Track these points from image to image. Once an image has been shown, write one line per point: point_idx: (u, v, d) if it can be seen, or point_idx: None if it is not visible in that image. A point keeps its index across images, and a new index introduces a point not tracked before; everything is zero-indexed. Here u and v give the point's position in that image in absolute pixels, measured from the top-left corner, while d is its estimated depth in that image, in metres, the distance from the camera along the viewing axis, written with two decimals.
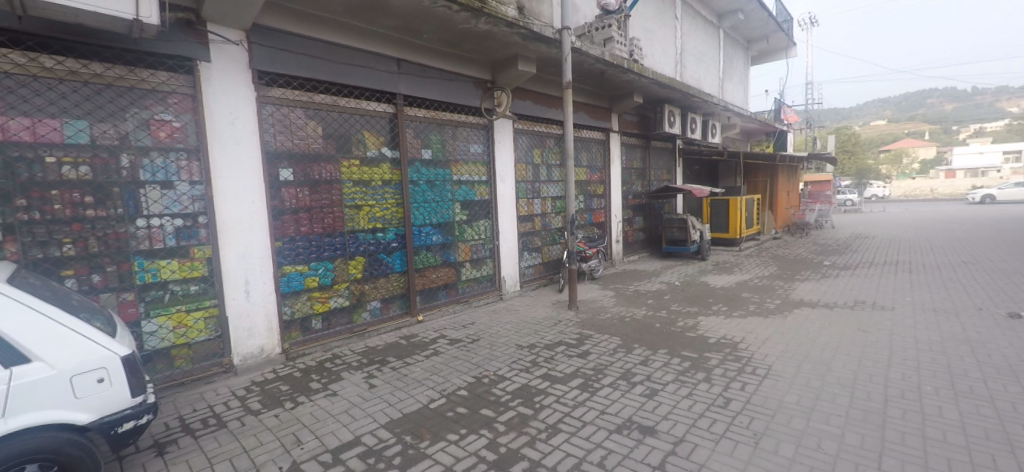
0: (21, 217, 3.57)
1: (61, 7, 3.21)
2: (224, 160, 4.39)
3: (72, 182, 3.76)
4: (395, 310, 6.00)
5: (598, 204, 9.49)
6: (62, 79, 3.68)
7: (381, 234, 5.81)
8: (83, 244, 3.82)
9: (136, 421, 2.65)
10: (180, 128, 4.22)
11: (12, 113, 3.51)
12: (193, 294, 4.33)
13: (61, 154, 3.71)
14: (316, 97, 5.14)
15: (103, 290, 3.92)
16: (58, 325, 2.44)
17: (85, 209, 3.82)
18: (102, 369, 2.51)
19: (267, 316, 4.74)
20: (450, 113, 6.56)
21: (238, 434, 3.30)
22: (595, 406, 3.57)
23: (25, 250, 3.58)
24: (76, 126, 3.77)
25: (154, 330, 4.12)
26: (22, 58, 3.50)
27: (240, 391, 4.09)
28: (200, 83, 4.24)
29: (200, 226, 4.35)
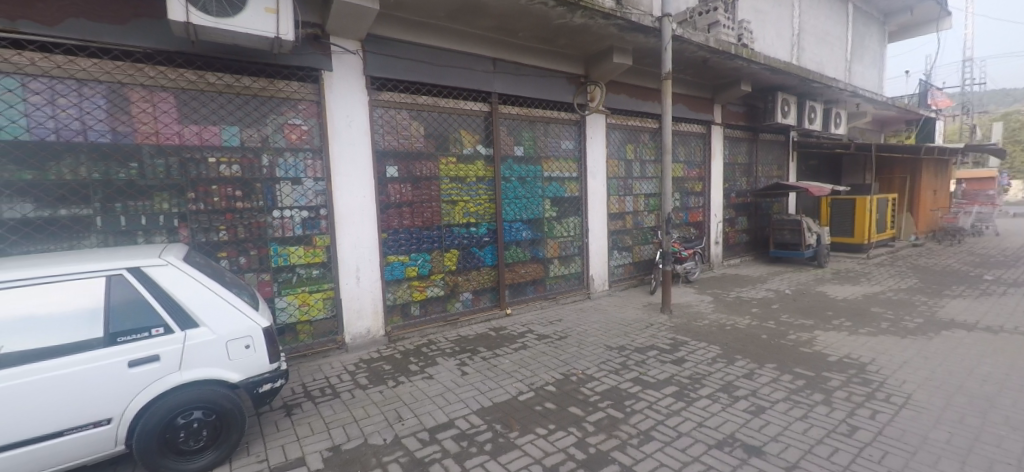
0: (191, 207, 4.30)
1: (224, 31, 3.82)
2: (342, 159, 4.90)
3: (227, 178, 4.45)
4: (485, 303, 6.22)
5: (695, 202, 8.91)
6: (220, 92, 4.37)
7: (474, 228, 6.06)
8: (233, 230, 4.51)
9: (273, 384, 3.07)
10: (307, 131, 4.79)
11: (186, 122, 4.23)
12: (315, 277, 4.91)
13: (220, 155, 4.40)
14: (420, 99, 5.49)
15: (247, 270, 4.59)
16: (218, 297, 2.92)
17: (236, 202, 4.51)
18: (249, 337, 2.96)
19: (373, 301, 5.20)
20: (542, 110, 6.60)
21: (349, 405, 3.67)
22: (691, 417, 3.36)
23: (192, 235, 4.32)
24: (230, 131, 4.44)
25: (284, 307, 4.74)
26: (193, 76, 4.22)
27: (351, 367, 4.54)
28: (324, 90, 4.77)
29: (321, 218, 4.90)
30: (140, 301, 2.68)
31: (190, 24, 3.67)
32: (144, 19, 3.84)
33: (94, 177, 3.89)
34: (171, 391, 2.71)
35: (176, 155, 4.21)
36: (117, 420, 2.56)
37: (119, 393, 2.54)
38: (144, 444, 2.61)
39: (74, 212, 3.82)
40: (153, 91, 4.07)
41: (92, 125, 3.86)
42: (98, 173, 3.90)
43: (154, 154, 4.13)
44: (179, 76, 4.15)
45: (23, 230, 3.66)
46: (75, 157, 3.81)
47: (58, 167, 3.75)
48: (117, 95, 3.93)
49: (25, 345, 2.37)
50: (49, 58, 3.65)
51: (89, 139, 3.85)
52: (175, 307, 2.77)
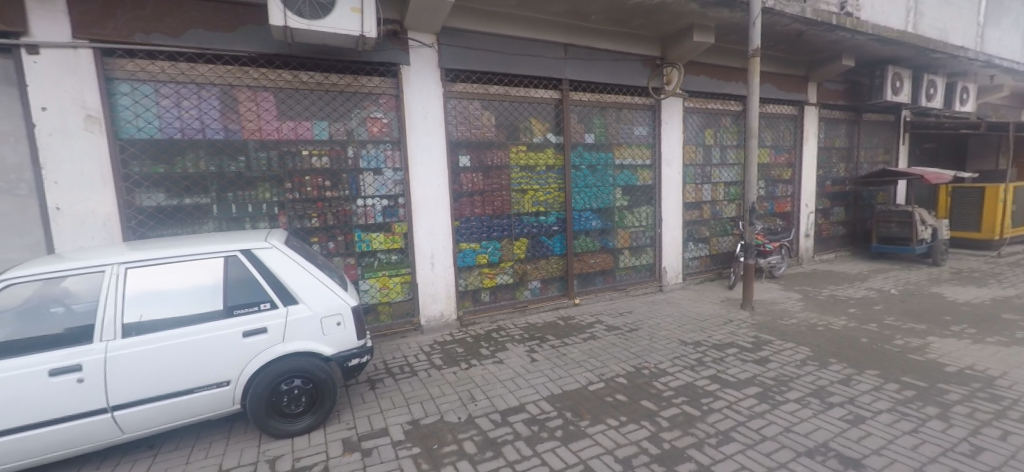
0: (288, 196, 4.73)
1: (316, 32, 4.12)
2: (418, 149, 5.12)
3: (318, 169, 4.84)
4: (553, 292, 6.23)
5: (782, 191, 8.19)
6: (312, 90, 4.74)
7: (543, 217, 6.07)
8: (323, 218, 4.91)
9: (360, 359, 3.31)
10: (388, 123, 5.06)
11: (284, 118, 4.65)
12: (394, 262, 5.22)
13: (311, 148, 4.79)
14: (491, 89, 5.56)
15: (335, 254, 4.99)
16: (313, 278, 3.20)
17: (326, 191, 4.89)
18: (340, 314, 3.22)
19: (447, 286, 5.41)
20: (614, 95, 6.40)
21: (425, 383, 3.88)
22: (777, 421, 3.13)
23: (289, 222, 4.76)
24: (321, 126, 4.82)
25: (367, 289, 5.10)
26: (290, 76, 4.61)
27: (426, 348, 4.79)
28: (403, 84, 4.99)
29: (399, 206, 5.18)
30: (249, 280, 3.02)
31: (288, 27, 4.01)
32: (249, 26, 4.25)
33: (211, 170, 4.40)
34: (277, 360, 3.03)
35: (276, 149, 4.64)
36: (233, 383, 2.92)
37: (234, 359, 2.89)
38: (256, 405, 2.96)
39: (195, 201, 4.36)
40: (257, 91, 4.50)
41: (209, 124, 4.35)
42: (213, 166, 4.42)
43: (258, 148, 4.58)
44: (278, 76, 4.55)
45: (158, 216, 4.23)
46: (196, 152, 4.34)
47: (183, 161, 4.29)
48: (228, 96, 4.40)
49: (164, 314, 2.78)
50: (175, 65, 4.15)
51: (206, 136, 4.36)
52: (278, 286, 3.09)
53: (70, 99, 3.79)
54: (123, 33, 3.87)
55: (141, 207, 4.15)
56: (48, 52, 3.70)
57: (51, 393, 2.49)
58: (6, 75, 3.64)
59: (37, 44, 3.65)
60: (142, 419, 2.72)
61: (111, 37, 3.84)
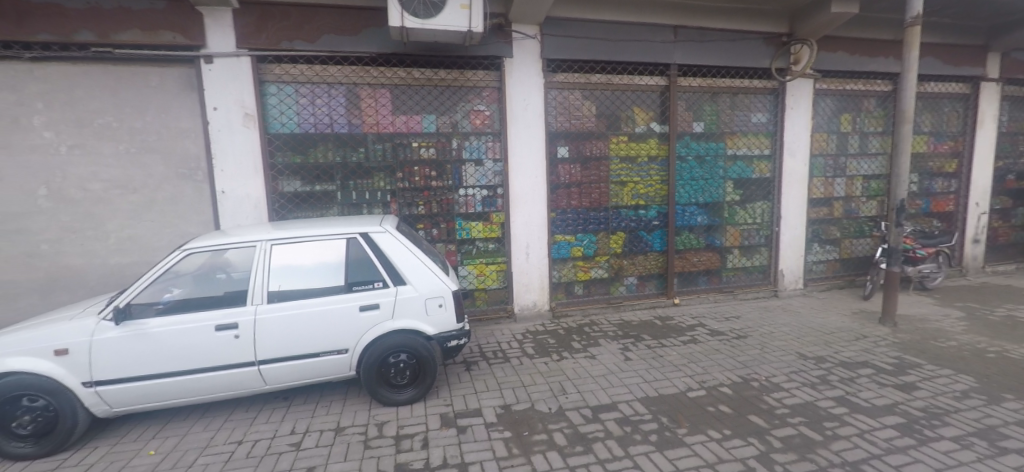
0: (399, 185, 5.13)
1: (428, 31, 4.36)
2: (518, 140, 5.19)
3: (425, 160, 5.16)
4: (651, 289, 5.95)
5: (943, 187, 6.82)
6: (423, 86, 5.05)
7: (643, 211, 5.80)
8: (429, 206, 5.23)
9: (458, 341, 3.48)
10: (489, 116, 5.21)
11: (397, 113, 5.03)
12: (491, 250, 5.40)
13: (421, 140, 5.12)
14: (593, 77, 5.42)
15: (438, 241, 5.30)
16: (419, 262, 3.43)
17: (432, 181, 5.21)
18: (441, 297, 3.41)
19: (541, 277, 5.46)
20: (730, 79, 5.83)
21: (517, 370, 3.97)
22: (925, 460, 2.64)
23: (400, 209, 5.16)
24: (429, 119, 5.12)
25: (465, 275, 5.35)
26: (404, 73, 4.95)
27: (519, 336, 4.89)
28: (505, 76, 5.08)
29: (498, 196, 5.32)
30: (366, 261, 3.33)
31: (404, 28, 4.29)
32: (371, 29, 4.65)
33: (337, 160, 4.93)
34: (386, 334, 3.32)
35: (390, 141, 5.05)
36: (351, 351, 3.26)
37: (352, 330, 3.23)
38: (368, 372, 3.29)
39: (324, 188, 4.92)
40: (376, 88, 4.92)
41: (336, 119, 4.87)
42: (339, 157, 4.94)
43: (375, 140, 5.02)
44: (393, 73, 4.93)
45: (295, 201, 4.86)
46: (325, 145, 4.89)
47: (315, 152, 4.87)
48: (352, 94, 4.87)
49: (299, 286, 3.20)
50: (311, 68, 4.71)
51: (334, 130, 4.88)
52: (389, 267, 3.36)
53: (233, 100, 4.48)
54: (273, 41, 4.46)
55: (283, 192, 4.79)
56: (219, 61, 4.40)
57: (216, 344, 3.01)
58: (190, 81, 4.43)
59: (211, 55, 4.37)
60: (279, 375, 3.17)
61: (263, 46, 4.45)
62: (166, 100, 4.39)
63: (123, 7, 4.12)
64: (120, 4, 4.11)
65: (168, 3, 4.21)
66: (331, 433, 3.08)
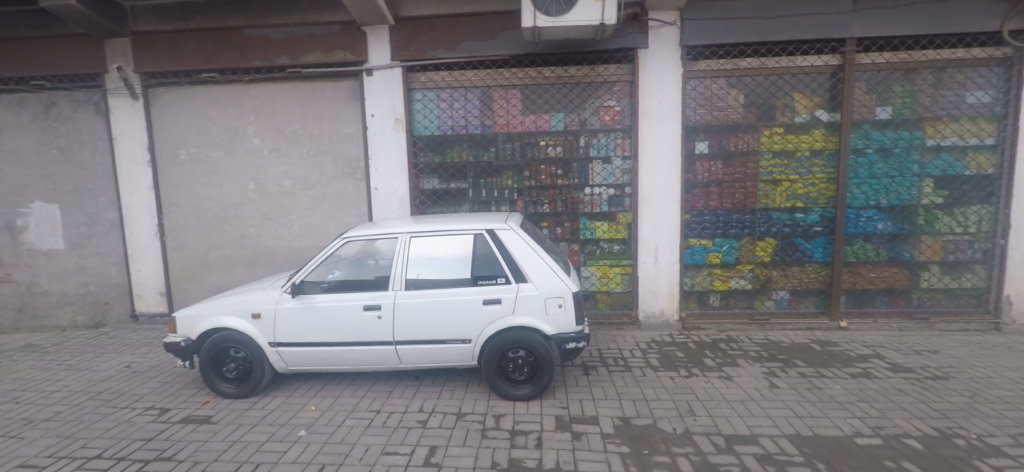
0: (526, 183, 5.23)
1: (560, 28, 4.34)
2: (650, 136, 4.87)
3: (552, 159, 5.16)
4: (807, 307, 5.06)
5: None
6: (553, 84, 5.06)
7: (801, 215, 4.96)
8: (554, 204, 5.23)
9: (577, 343, 3.39)
10: (620, 111, 4.99)
11: (527, 113, 5.13)
12: (616, 252, 5.18)
13: (548, 139, 5.14)
14: (742, 62, 4.80)
15: (562, 239, 5.27)
16: (541, 261, 3.43)
17: (557, 179, 5.19)
18: (561, 298, 3.36)
19: (670, 283, 5.05)
20: (934, 51, 4.63)
21: (639, 381, 3.72)
22: None
23: (525, 206, 5.25)
24: (557, 117, 5.11)
25: (587, 276, 5.24)
26: (535, 72, 5.03)
27: (643, 345, 4.59)
28: (639, 68, 4.81)
29: (625, 196, 5.08)
30: (491, 256, 3.45)
31: (536, 28, 4.33)
32: (506, 31, 4.80)
33: (470, 159, 5.23)
34: (518, 327, 3.39)
35: (519, 140, 5.17)
36: (474, 342, 3.42)
37: (475, 322, 3.38)
38: (490, 355, 3.39)
39: (458, 186, 5.27)
40: (508, 89, 5.08)
41: (471, 121, 5.17)
42: (472, 157, 5.23)
43: (505, 140, 5.19)
44: (524, 74, 5.04)
45: (433, 197, 5.29)
46: (461, 145, 5.22)
47: (452, 152, 5.23)
48: (486, 96, 5.12)
49: (432, 276, 3.46)
50: (451, 74, 5.08)
51: (469, 131, 5.19)
52: (512, 264, 3.42)
53: (386, 106, 5.06)
54: (419, 52, 4.91)
55: (423, 189, 5.25)
56: (377, 72, 5.01)
57: (363, 322, 3.43)
58: (354, 92, 5.12)
59: (371, 68, 4.99)
60: (412, 356, 3.48)
61: (412, 57, 4.93)
62: (337, 109, 5.16)
63: (309, 33, 4.96)
64: (307, 31, 4.95)
65: (341, 27, 4.94)
66: (453, 417, 3.26)
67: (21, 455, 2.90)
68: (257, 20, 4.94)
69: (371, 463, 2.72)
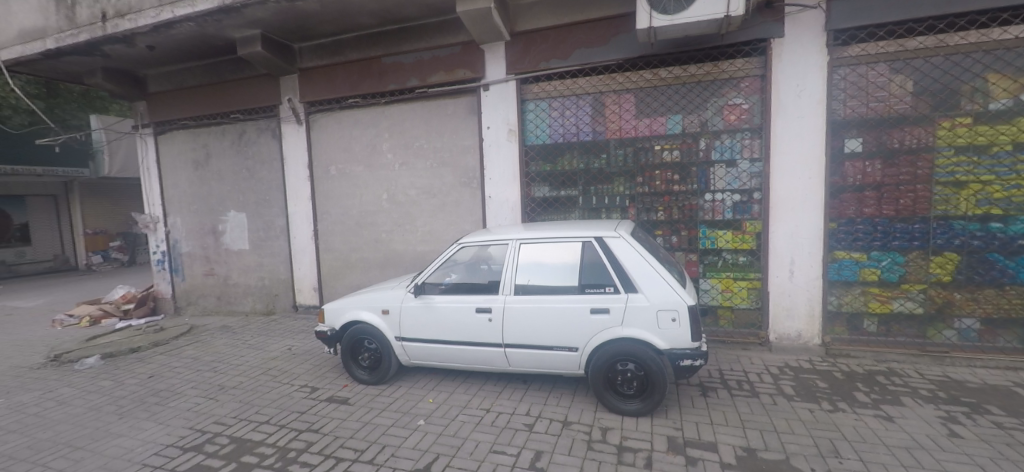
0: (639, 190, 5.03)
1: (678, 25, 4.12)
2: (785, 136, 4.36)
3: (668, 163, 4.90)
4: (1008, 341, 4.00)
5: None
6: (670, 85, 4.81)
7: (998, 225, 3.95)
8: (669, 211, 4.94)
9: (692, 361, 3.14)
10: (748, 109, 4.55)
11: (640, 117, 4.95)
12: (741, 264, 4.70)
13: (663, 143, 4.89)
14: (911, 42, 4.03)
15: (678, 249, 4.94)
16: (654, 271, 3.27)
17: (673, 185, 4.90)
18: (675, 311, 3.15)
19: (810, 301, 4.42)
20: None
21: (769, 410, 3.30)
22: None
23: (638, 214, 5.05)
24: (674, 119, 4.83)
25: (707, 289, 4.84)
26: (650, 74, 4.84)
27: (774, 369, 4.06)
28: (772, 61, 4.34)
29: (754, 202, 4.59)
30: (600, 264, 3.39)
31: (652, 28, 4.17)
32: (619, 35, 4.72)
33: (581, 167, 5.21)
34: (630, 339, 3.25)
35: (632, 146, 5.01)
36: (581, 350, 3.38)
37: (583, 330, 3.34)
38: (597, 364, 3.32)
39: (568, 193, 5.28)
40: (621, 93, 4.97)
41: (582, 128, 5.16)
42: (582, 164, 5.21)
43: (617, 146, 5.07)
44: (639, 77, 4.88)
45: (543, 205, 5.37)
46: (571, 153, 5.23)
47: (562, 160, 5.28)
48: (598, 102, 5.07)
49: (541, 281, 3.52)
50: (563, 83, 5.14)
51: (579, 139, 5.19)
52: (623, 274, 3.32)
53: (501, 119, 5.31)
54: (533, 63, 5.07)
55: (534, 197, 5.38)
56: (493, 87, 5.29)
57: (475, 323, 3.63)
58: (472, 107, 5.48)
59: (488, 83, 5.29)
60: (520, 359, 3.57)
61: (525, 70, 5.12)
62: (456, 124, 5.56)
63: (435, 56, 5.45)
64: (433, 54, 5.46)
65: (462, 47, 5.34)
66: (559, 424, 3.27)
67: (217, 414, 3.67)
68: (392, 49, 5.59)
69: (481, 459, 2.87)
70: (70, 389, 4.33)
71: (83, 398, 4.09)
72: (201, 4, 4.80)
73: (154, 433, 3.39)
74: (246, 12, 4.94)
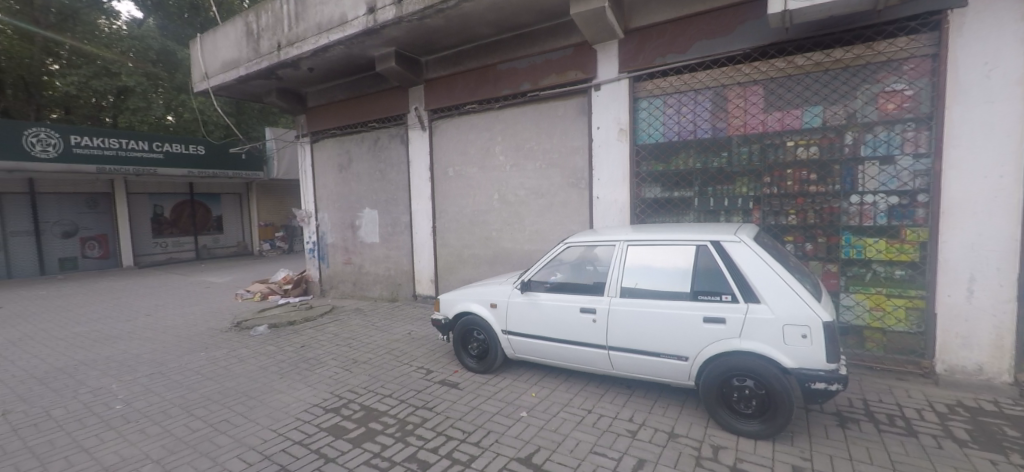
0: (765, 191, 4.57)
1: (820, 5, 3.65)
2: (965, 125, 3.60)
3: (803, 161, 4.37)
4: None
5: None
6: (808, 73, 4.28)
7: None
8: (803, 215, 4.39)
9: (826, 385, 2.77)
10: (914, 95, 3.84)
11: (770, 110, 4.49)
12: (898, 279, 3.99)
13: (798, 138, 4.38)
14: None
15: (813, 257, 4.37)
16: (781, 280, 2.95)
17: (809, 185, 4.35)
18: (806, 327, 2.79)
19: (996, 329, 3.60)
20: None
21: (930, 454, 2.76)
22: None
23: (764, 217, 4.58)
24: (813, 112, 4.29)
25: (850, 305, 4.21)
26: (783, 63, 4.36)
27: (941, 406, 3.37)
28: (948, 36, 3.63)
29: (917, 206, 3.86)
30: (716, 270, 3.17)
31: (787, 12, 3.75)
32: (746, 23, 4.34)
33: (697, 166, 4.89)
34: (755, 354, 2.95)
35: (758, 143, 4.57)
36: (691, 360, 3.18)
37: (694, 339, 3.14)
38: (711, 375, 3.10)
39: (682, 194, 4.98)
40: (747, 86, 4.56)
41: (700, 125, 4.85)
42: (699, 163, 4.89)
43: (741, 143, 4.66)
44: (770, 66, 4.43)
45: (654, 206, 5.13)
46: (687, 151, 4.94)
47: (677, 159, 5.00)
48: (719, 96, 4.71)
49: (649, 285, 3.41)
50: (680, 78, 4.88)
51: (697, 136, 4.88)
52: (742, 281, 3.05)
53: (612, 118, 5.22)
54: (647, 60, 4.90)
55: (644, 198, 5.17)
56: (605, 87, 5.22)
57: (579, 323, 3.64)
58: (582, 107, 5.47)
59: (600, 83, 5.24)
60: (624, 364, 3.49)
61: (639, 67, 4.97)
62: (566, 125, 5.61)
63: (547, 60, 5.58)
64: (545, 58, 5.59)
65: (574, 49, 5.38)
66: (665, 435, 3.13)
67: (351, 383, 4.24)
68: (508, 55, 5.86)
69: (581, 458, 2.89)
70: (247, 350, 5.37)
71: (255, 358, 5.05)
72: (349, 29, 5.59)
73: (305, 393, 4.05)
74: (383, 32, 5.61)
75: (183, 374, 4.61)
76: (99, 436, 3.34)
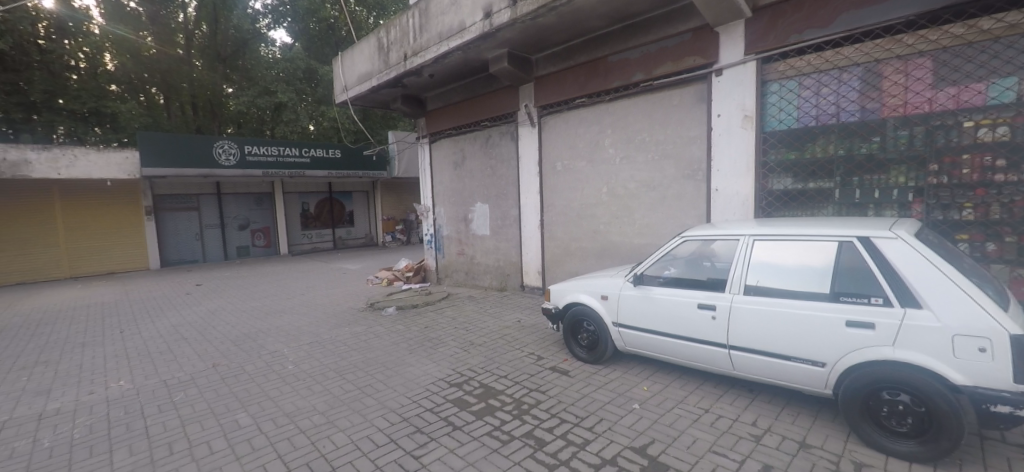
0: (931, 181, 4.01)
1: None
2: None
3: (986, 144, 3.76)
4: None
5: None
6: (997, 38, 3.63)
7: None
8: (982, 209, 3.83)
9: (1013, 409, 2.34)
10: None
11: (942, 85, 3.89)
12: None
13: (981, 117, 3.77)
14: None
15: (995, 260, 3.81)
16: (953, 283, 2.54)
17: (994, 173, 3.76)
18: (987, 339, 2.37)
19: None
20: None
21: None
22: None
23: (927, 212, 4.04)
24: (1003, 85, 3.65)
25: None
26: (962, 28, 3.73)
27: None
28: None
29: None
30: (864, 269, 2.85)
31: None
32: None
33: (840, 153, 4.40)
34: (915, 367, 2.58)
35: (922, 124, 4.01)
36: (829, 367, 2.90)
37: (835, 344, 2.86)
38: (853, 386, 2.81)
39: (819, 186, 4.51)
40: (909, 59, 3.98)
41: (845, 107, 4.35)
42: (843, 150, 4.39)
43: (899, 126, 4.11)
44: (943, 33, 3.81)
45: (784, 199, 4.70)
46: (827, 138, 4.47)
47: (814, 147, 4.54)
48: (872, 73, 4.17)
49: (779, 284, 3.19)
50: (820, 55, 4.39)
51: (840, 120, 4.38)
52: (898, 283, 2.70)
53: (736, 105, 4.86)
54: (779, 39, 4.48)
55: (772, 190, 4.76)
56: (727, 71, 4.89)
57: (697, 319, 3.53)
58: (701, 94, 5.19)
59: (721, 68, 4.92)
60: (748, 365, 3.30)
61: (769, 47, 4.56)
62: (682, 114, 5.38)
63: (662, 48, 5.41)
64: (660, 46, 5.42)
65: (692, 34, 5.13)
66: (794, 443, 2.92)
67: (470, 363, 4.63)
68: (619, 46, 5.79)
69: (698, 455, 2.83)
70: (381, 327, 6.14)
71: (388, 335, 5.75)
72: (467, 35, 5.98)
73: (431, 368, 4.52)
74: (499, 35, 5.92)
75: (334, 344, 5.43)
76: (279, 389, 4.12)
